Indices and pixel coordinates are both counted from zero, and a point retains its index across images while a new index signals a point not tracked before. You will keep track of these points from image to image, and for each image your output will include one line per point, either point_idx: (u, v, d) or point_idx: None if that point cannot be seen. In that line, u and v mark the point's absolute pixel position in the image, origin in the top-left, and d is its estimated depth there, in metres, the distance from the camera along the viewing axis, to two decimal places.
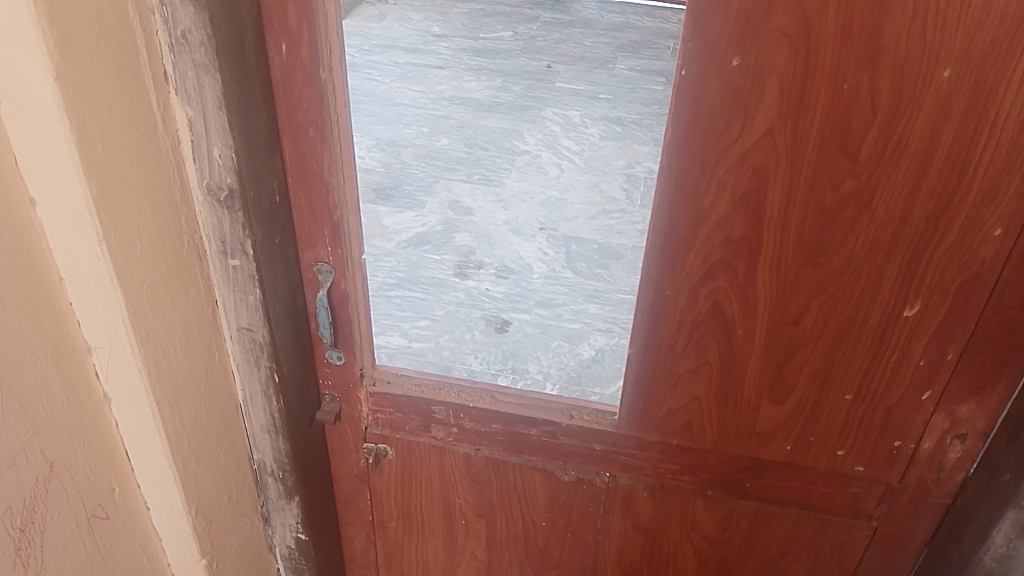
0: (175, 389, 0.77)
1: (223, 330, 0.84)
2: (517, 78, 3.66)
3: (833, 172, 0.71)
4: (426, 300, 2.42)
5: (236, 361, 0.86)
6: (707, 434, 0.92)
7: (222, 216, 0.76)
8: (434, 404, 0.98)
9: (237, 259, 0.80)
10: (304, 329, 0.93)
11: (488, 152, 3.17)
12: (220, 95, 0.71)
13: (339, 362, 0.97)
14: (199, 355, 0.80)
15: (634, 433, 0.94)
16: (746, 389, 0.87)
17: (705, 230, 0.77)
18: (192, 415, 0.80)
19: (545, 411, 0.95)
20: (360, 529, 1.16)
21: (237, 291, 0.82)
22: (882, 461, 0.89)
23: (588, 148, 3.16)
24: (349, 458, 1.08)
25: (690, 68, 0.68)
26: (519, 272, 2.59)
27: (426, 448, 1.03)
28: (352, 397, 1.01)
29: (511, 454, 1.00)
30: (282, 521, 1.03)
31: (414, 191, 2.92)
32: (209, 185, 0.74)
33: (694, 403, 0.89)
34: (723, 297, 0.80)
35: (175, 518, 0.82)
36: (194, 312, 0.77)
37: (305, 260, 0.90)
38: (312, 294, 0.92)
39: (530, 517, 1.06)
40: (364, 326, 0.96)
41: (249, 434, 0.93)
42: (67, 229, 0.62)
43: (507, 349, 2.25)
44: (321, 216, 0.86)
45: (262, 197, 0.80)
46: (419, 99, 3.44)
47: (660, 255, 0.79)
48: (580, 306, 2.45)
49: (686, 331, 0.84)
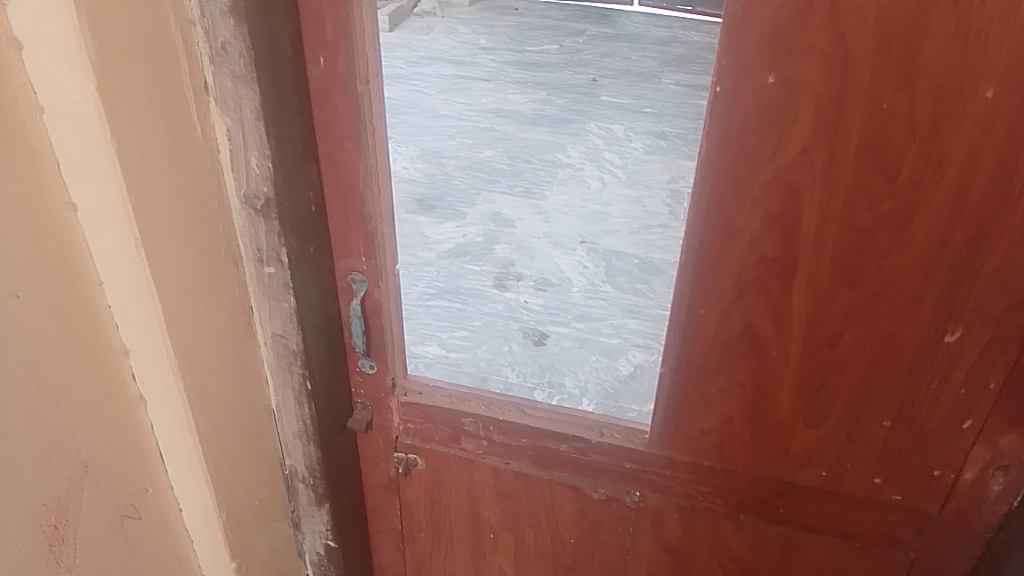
0: (207, 393, 0.79)
1: (257, 337, 0.86)
2: (561, 91, 3.68)
3: (871, 192, 0.69)
4: (465, 311, 2.43)
5: (271, 366, 0.89)
6: (740, 456, 0.90)
7: (259, 224, 0.79)
8: (464, 416, 0.98)
9: (272, 267, 0.81)
10: (337, 337, 0.93)
11: (531, 164, 3.18)
12: (258, 106, 0.73)
13: (371, 371, 0.97)
14: (230, 360, 0.82)
15: (663, 452, 0.92)
16: (780, 411, 0.85)
17: (739, 250, 0.75)
18: (223, 419, 0.83)
19: (575, 426, 0.95)
20: (389, 538, 1.17)
21: (272, 298, 0.84)
22: (920, 490, 0.86)
23: (632, 162, 3.15)
24: (379, 467, 1.08)
25: (726, 84, 0.67)
26: (558, 285, 2.60)
27: (455, 459, 1.03)
28: (384, 407, 1.01)
29: (541, 468, 0.99)
30: (313, 527, 1.05)
31: (456, 203, 2.93)
32: (245, 194, 0.77)
33: (726, 424, 0.88)
34: (756, 317, 0.79)
35: (206, 520, 0.85)
36: (226, 316, 0.80)
37: (340, 269, 0.90)
38: (345, 303, 0.92)
39: (558, 533, 1.05)
40: (397, 336, 0.96)
41: (281, 439, 0.96)
42: (107, 240, 0.66)
43: (544, 362, 2.26)
44: (356, 226, 0.86)
45: (298, 207, 0.80)
46: (463, 111, 3.48)
47: (694, 273, 0.78)
48: (619, 321, 2.43)
49: (718, 351, 0.83)
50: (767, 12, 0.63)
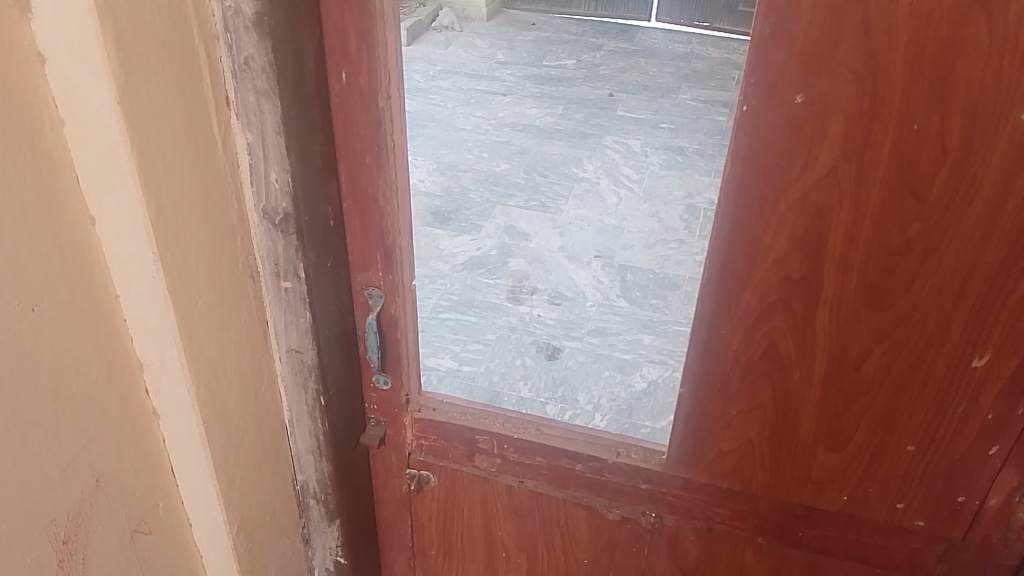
0: (222, 407, 0.79)
1: (273, 352, 0.85)
2: (578, 106, 3.69)
3: (899, 213, 0.68)
4: (479, 324, 2.43)
5: (285, 380, 0.87)
6: (760, 478, 0.88)
7: (277, 239, 0.78)
8: (478, 434, 0.97)
9: (289, 281, 0.80)
10: (352, 352, 0.93)
11: (547, 178, 3.18)
12: (280, 121, 0.72)
13: (385, 387, 0.97)
14: (246, 375, 0.81)
15: (682, 474, 0.91)
16: (802, 433, 0.83)
17: (762, 269, 0.74)
18: (238, 433, 0.82)
19: (593, 445, 0.93)
20: (401, 555, 1.15)
21: (288, 313, 0.82)
22: (944, 516, 0.84)
23: (648, 177, 3.16)
24: (392, 483, 1.07)
25: (752, 102, 0.66)
26: (573, 299, 2.58)
27: (469, 477, 1.01)
28: (398, 422, 1.00)
29: (555, 487, 0.98)
30: (324, 543, 1.03)
31: (472, 216, 2.93)
32: (265, 208, 0.76)
33: (746, 446, 0.86)
34: (779, 337, 0.78)
35: (217, 534, 0.84)
36: (244, 331, 0.79)
37: (357, 283, 0.89)
38: (361, 317, 0.92)
39: (573, 554, 1.03)
40: (413, 351, 0.95)
41: (294, 454, 0.93)
42: (126, 252, 0.66)
43: (558, 377, 2.24)
44: (374, 240, 0.86)
45: (316, 222, 0.80)
46: (481, 125, 3.49)
47: (716, 292, 0.77)
48: (634, 336, 2.42)
49: (739, 371, 0.81)
50: (797, 31, 0.62)
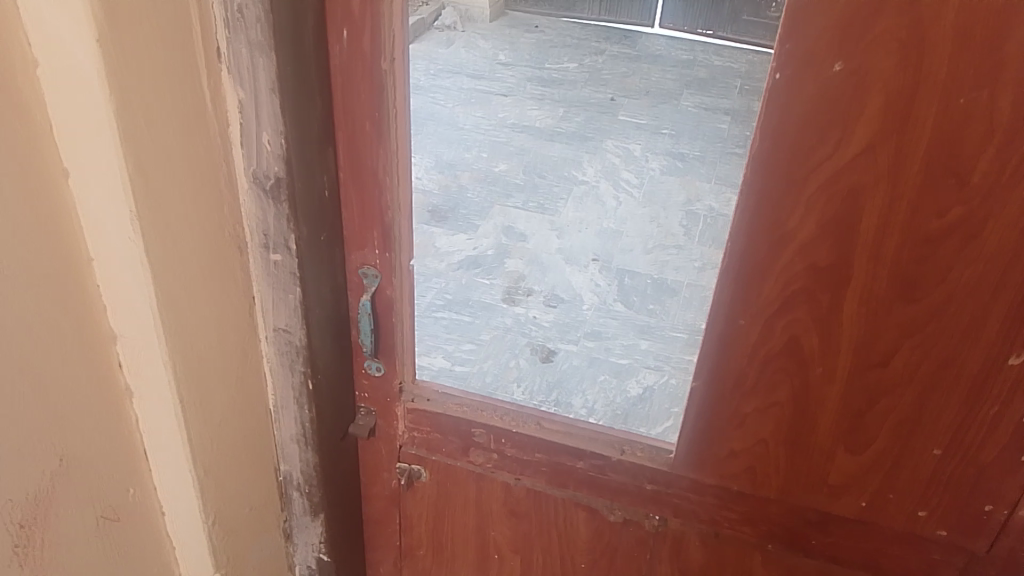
0: (203, 387, 0.73)
1: (258, 331, 0.79)
2: (579, 109, 3.65)
3: (938, 196, 0.63)
4: (473, 324, 2.36)
5: (271, 363, 0.82)
6: (773, 481, 0.83)
7: (268, 208, 0.72)
8: (474, 427, 0.91)
9: (279, 254, 0.75)
10: (344, 336, 0.87)
11: (546, 179, 3.14)
12: (274, 78, 0.67)
13: (378, 374, 0.90)
14: (230, 355, 0.76)
15: (690, 475, 0.85)
16: (820, 433, 0.78)
17: (787, 255, 0.70)
18: (218, 417, 0.77)
19: (594, 442, 0.88)
20: (388, 554, 1.09)
21: (276, 290, 0.77)
22: (968, 527, 0.79)
23: (648, 182, 3.12)
24: (381, 477, 1.01)
25: (786, 71, 0.61)
26: (569, 302, 2.54)
27: (464, 473, 0.96)
28: (390, 413, 0.94)
29: (554, 487, 0.93)
30: (306, 539, 0.97)
31: (469, 214, 2.87)
32: (256, 173, 0.70)
33: (760, 446, 0.81)
34: (802, 329, 0.73)
35: (192, 524, 0.79)
36: (228, 307, 0.74)
37: (351, 262, 0.83)
38: (355, 299, 0.85)
39: (571, 557, 0.98)
40: (409, 340, 0.89)
41: (278, 441, 0.88)
42: (102, 213, 0.60)
43: (553, 380, 2.21)
44: (372, 217, 0.79)
45: (310, 192, 0.74)
46: (481, 124, 3.43)
47: (735, 279, 0.72)
48: (630, 342, 2.40)
49: (756, 366, 0.76)
50: None
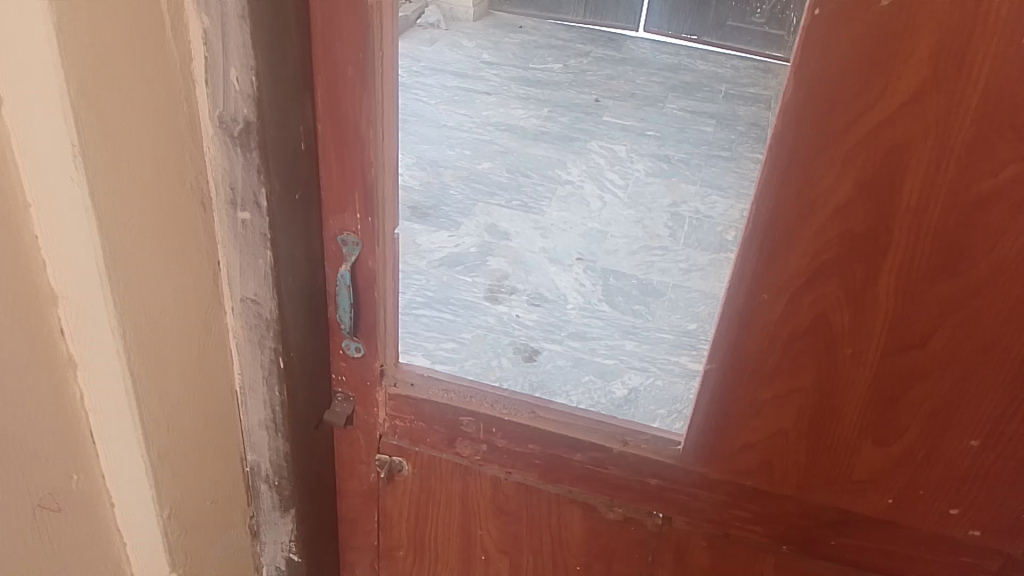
0: (159, 359, 0.65)
1: (224, 302, 0.71)
2: (564, 110, 3.55)
3: (990, 154, 0.56)
4: (455, 321, 2.25)
5: (238, 338, 0.74)
6: (791, 478, 0.76)
7: (236, 157, 0.64)
8: (462, 415, 0.83)
9: (248, 212, 0.67)
10: (320, 312, 0.78)
11: (531, 178, 3.06)
12: (244, 5, 0.58)
13: (357, 355, 0.82)
14: (190, 324, 0.68)
15: (700, 470, 0.78)
16: (846, 423, 0.71)
17: (818, 222, 0.63)
18: (177, 395, 0.68)
19: (593, 433, 0.80)
20: (364, 555, 1.00)
21: (244, 254, 0.69)
22: (1004, 528, 0.72)
23: (633, 184, 3.05)
24: (359, 471, 0.92)
25: (826, 6, 0.54)
26: (553, 302, 2.47)
27: (449, 466, 0.88)
28: (369, 399, 0.85)
29: (548, 482, 0.84)
30: (275, 537, 0.88)
31: (451, 212, 2.79)
32: (223, 116, 0.63)
33: (779, 438, 0.74)
34: (831, 306, 0.66)
35: (146, 518, 0.70)
36: (188, 270, 0.66)
37: (329, 228, 0.74)
38: (332, 271, 0.77)
39: (563, 559, 0.89)
40: (392, 317, 0.80)
41: (245, 428, 0.79)
42: (42, 147, 0.52)
43: (536, 380, 2.13)
44: (352, 175, 0.70)
45: (284, 143, 0.65)
46: (464, 123, 3.33)
47: (759, 250, 0.65)
48: (616, 342, 2.34)
49: (778, 349, 0.69)
50: None
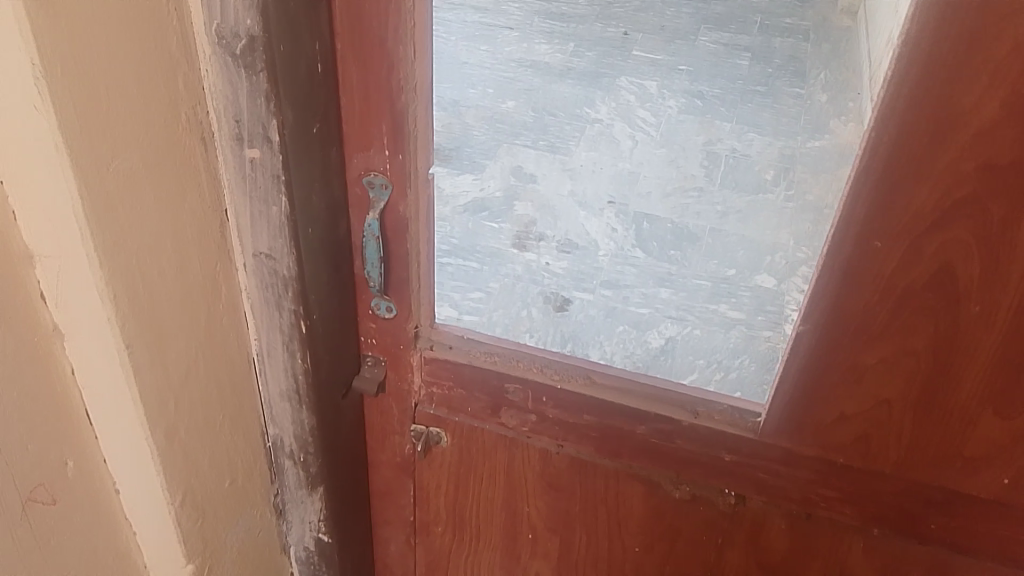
0: (159, 328, 0.55)
1: (235, 258, 0.61)
2: (591, 45, 3.31)
3: None
4: (481, 271, 2.13)
5: (251, 300, 0.64)
6: (891, 453, 0.65)
7: (240, 85, 0.53)
8: (508, 382, 0.73)
9: (257, 150, 0.56)
10: (345, 266, 0.68)
11: (557, 119, 2.86)
12: None
13: (388, 316, 0.72)
14: (195, 286, 0.58)
15: (783, 444, 0.68)
16: (963, 394, 0.60)
17: (953, 152, 0.50)
18: (182, 369, 0.59)
19: (659, 402, 0.71)
20: (398, 531, 0.92)
21: (255, 201, 0.58)
22: None
23: (665, 121, 2.88)
24: (391, 442, 0.83)
25: None
26: (584, 248, 2.34)
27: (491, 438, 0.78)
28: (402, 364, 0.76)
29: (605, 456, 0.75)
30: (301, 516, 0.80)
31: (475, 154, 2.58)
32: (222, 31, 0.51)
33: (880, 409, 0.63)
34: (959, 255, 0.54)
35: (154, 506, 0.61)
36: (189, 221, 0.55)
37: (353, 168, 0.63)
38: (358, 220, 0.66)
39: (620, 537, 0.81)
40: (426, 271, 0.70)
41: (264, 400, 0.70)
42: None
43: (567, 331, 2.03)
44: (378, 104, 0.59)
45: (296, 63, 0.54)
46: (487, 60, 3.05)
47: (874, 188, 0.53)
48: (650, 291, 2.24)
49: (888, 305, 0.58)
50: None
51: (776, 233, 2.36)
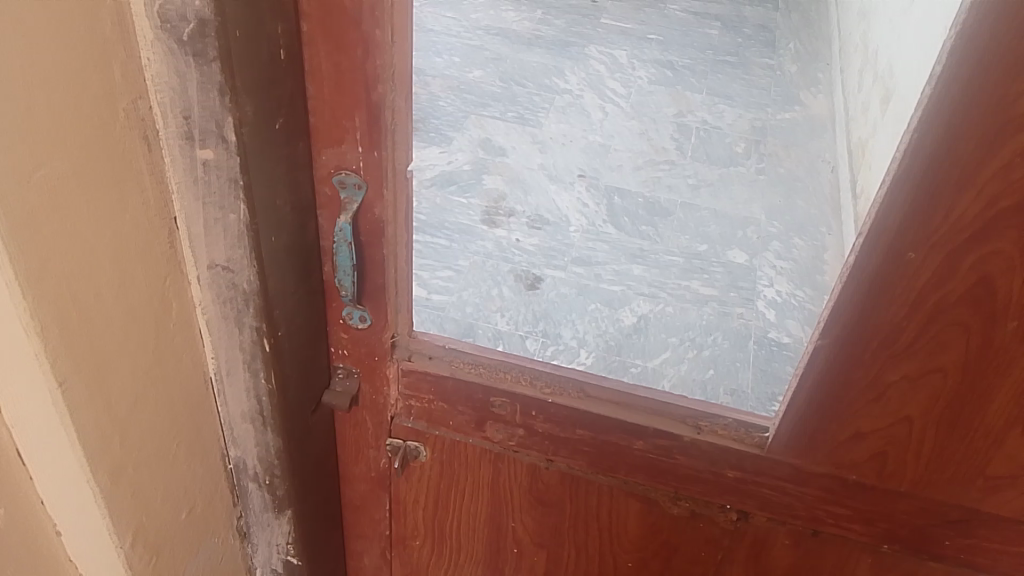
0: (99, 357, 0.48)
1: (187, 271, 0.54)
2: (559, 12, 3.20)
3: None
4: (450, 248, 2.08)
5: (208, 316, 0.56)
6: (907, 471, 0.61)
7: (189, 78, 0.45)
8: (493, 394, 0.67)
9: (209, 150, 0.48)
10: (314, 274, 0.61)
11: (526, 88, 2.77)
12: None
13: (363, 326, 0.65)
14: (140, 305, 0.50)
15: (792, 462, 0.63)
16: (990, 413, 0.55)
17: (1005, 156, 0.45)
18: (128, 400, 0.51)
19: (659, 416, 0.65)
20: (373, 544, 0.86)
21: (209, 207, 0.50)
22: None
23: (636, 92, 2.80)
24: (365, 456, 0.77)
25: None
26: (555, 224, 2.23)
27: (475, 452, 0.73)
28: (378, 376, 0.69)
29: (599, 472, 0.70)
30: (268, 540, 0.73)
31: (442, 125, 2.53)
32: (166, 14, 0.43)
33: (900, 426, 0.58)
34: (1002, 267, 0.49)
35: (101, 549, 0.55)
36: (132, 232, 0.48)
37: (322, 166, 0.56)
38: (328, 222, 0.59)
39: (612, 553, 0.76)
40: (405, 277, 0.63)
41: (225, 421, 0.63)
42: None
43: (539, 310, 1.97)
44: (351, 94, 0.52)
45: (255, 52, 0.46)
46: (452, 27, 2.99)
47: (913, 196, 0.48)
48: (622, 266, 2.13)
49: (917, 319, 0.53)
50: None
51: (747, 208, 2.33)
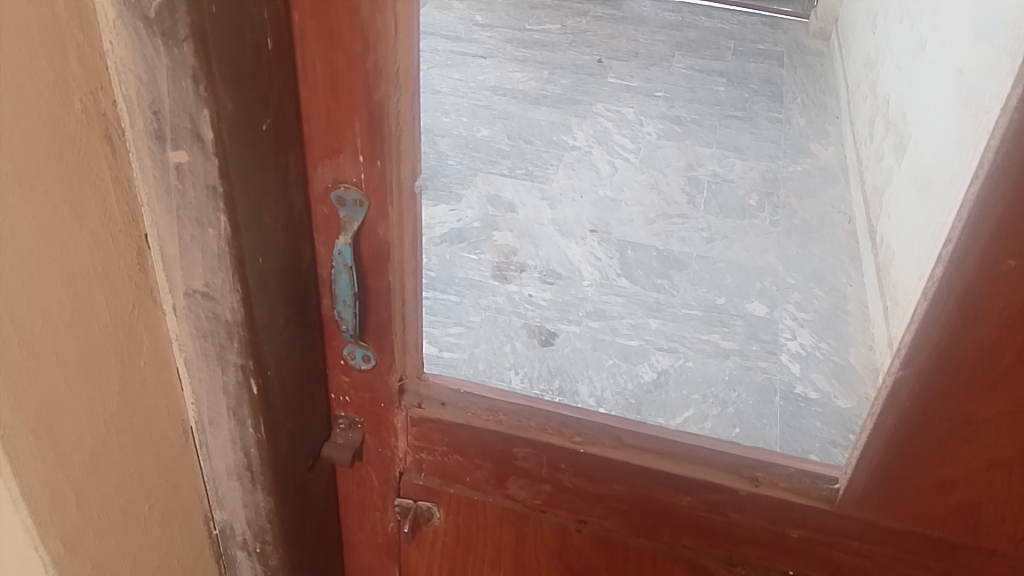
0: (51, 399, 0.40)
1: (162, 300, 0.47)
2: (565, 71, 3.19)
3: None
4: (461, 304, 2.01)
5: (186, 354, 0.49)
6: (1004, 528, 0.51)
7: (157, 65, 0.38)
8: (515, 444, 0.59)
9: (183, 154, 0.41)
10: (310, 307, 0.53)
11: (534, 145, 2.73)
12: None
13: (366, 367, 0.57)
14: (102, 337, 0.43)
15: (867, 517, 0.54)
16: None
17: None
18: (88, 451, 0.44)
19: (708, 467, 0.57)
20: None
21: (184, 223, 0.43)
22: None
23: (645, 146, 2.76)
24: (370, 519, 0.68)
25: None
26: (567, 278, 2.16)
27: (495, 513, 0.64)
28: (384, 426, 0.61)
29: (638, 534, 0.61)
30: None
31: (450, 183, 2.49)
32: None
33: (998, 473, 0.49)
34: None
35: None
36: (91, 250, 0.41)
37: (317, 181, 0.49)
38: (326, 247, 0.52)
39: None
40: (415, 310, 0.55)
41: (209, 477, 0.55)
42: None
43: (554, 366, 1.88)
44: (349, 95, 0.45)
45: (235, 37, 0.39)
46: (459, 87, 2.98)
47: (1014, 192, 0.40)
48: (638, 320, 2.04)
49: (1018, 343, 0.45)
50: None
51: (764, 258, 2.25)
